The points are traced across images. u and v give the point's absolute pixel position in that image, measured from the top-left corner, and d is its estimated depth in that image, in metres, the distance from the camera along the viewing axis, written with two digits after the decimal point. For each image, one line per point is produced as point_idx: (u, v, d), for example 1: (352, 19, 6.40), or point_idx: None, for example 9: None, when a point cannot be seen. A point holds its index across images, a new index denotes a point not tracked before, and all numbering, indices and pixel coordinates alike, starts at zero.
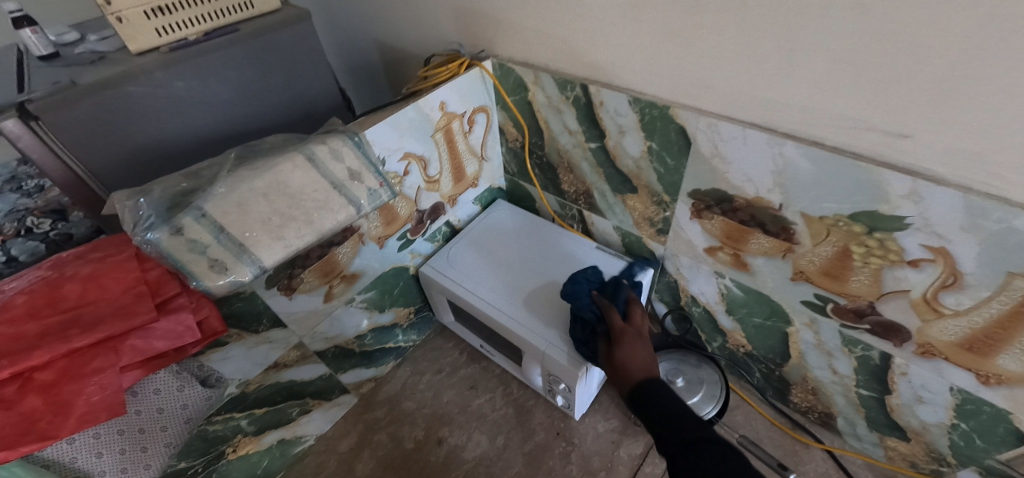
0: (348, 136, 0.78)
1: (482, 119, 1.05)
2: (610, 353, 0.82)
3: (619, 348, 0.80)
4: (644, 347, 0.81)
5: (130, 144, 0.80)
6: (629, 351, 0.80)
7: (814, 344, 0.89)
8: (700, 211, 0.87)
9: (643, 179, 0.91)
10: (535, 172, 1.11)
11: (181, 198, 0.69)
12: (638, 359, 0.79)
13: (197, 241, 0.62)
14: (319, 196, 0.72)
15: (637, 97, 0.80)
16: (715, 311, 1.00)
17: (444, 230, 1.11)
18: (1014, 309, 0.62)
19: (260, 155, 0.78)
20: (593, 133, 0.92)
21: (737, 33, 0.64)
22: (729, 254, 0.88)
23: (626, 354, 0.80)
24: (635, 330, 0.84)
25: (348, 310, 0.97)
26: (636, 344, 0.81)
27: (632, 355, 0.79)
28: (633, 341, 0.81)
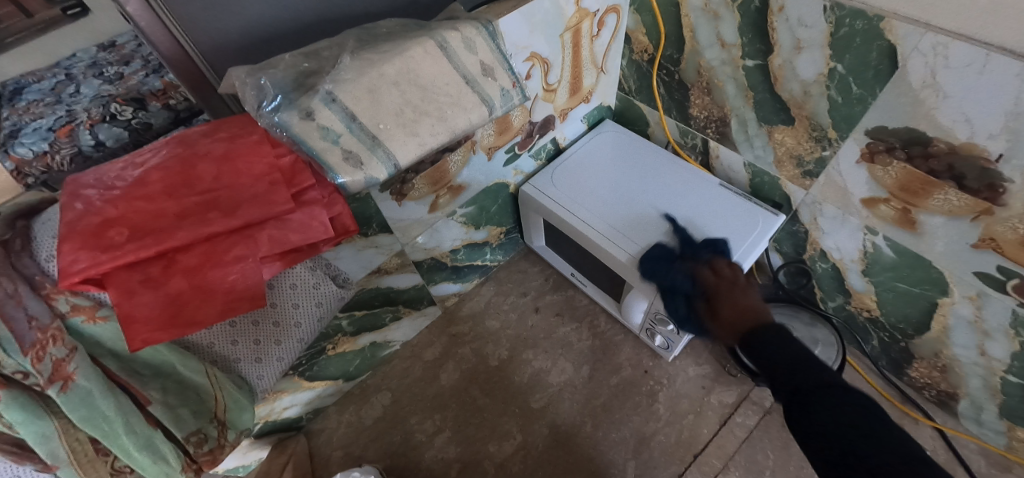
0: (482, 24, 0.67)
1: (612, 20, 0.90)
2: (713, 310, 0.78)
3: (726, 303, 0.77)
4: (750, 299, 0.76)
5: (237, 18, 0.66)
6: (733, 305, 0.76)
7: (970, 320, 0.78)
8: (875, 155, 0.74)
9: (807, 109, 0.77)
10: (660, 91, 0.98)
11: (302, 77, 0.61)
12: (750, 308, 0.75)
13: (329, 129, 0.55)
14: (450, 91, 0.63)
15: (837, 3, 0.65)
16: (847, 270, 0.90)
17: (549, 147, 1.02)
18: None
19: (380, 38, 0.69)
20: (756, 47, 0.77)
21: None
22: (895, 208, 0.76)
23: (731, 306, 0.76)
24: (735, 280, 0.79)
25: (448, 223, 0.92)
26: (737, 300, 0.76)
27: (741, 310, 0.75)
28: (736, 297, 0.76)
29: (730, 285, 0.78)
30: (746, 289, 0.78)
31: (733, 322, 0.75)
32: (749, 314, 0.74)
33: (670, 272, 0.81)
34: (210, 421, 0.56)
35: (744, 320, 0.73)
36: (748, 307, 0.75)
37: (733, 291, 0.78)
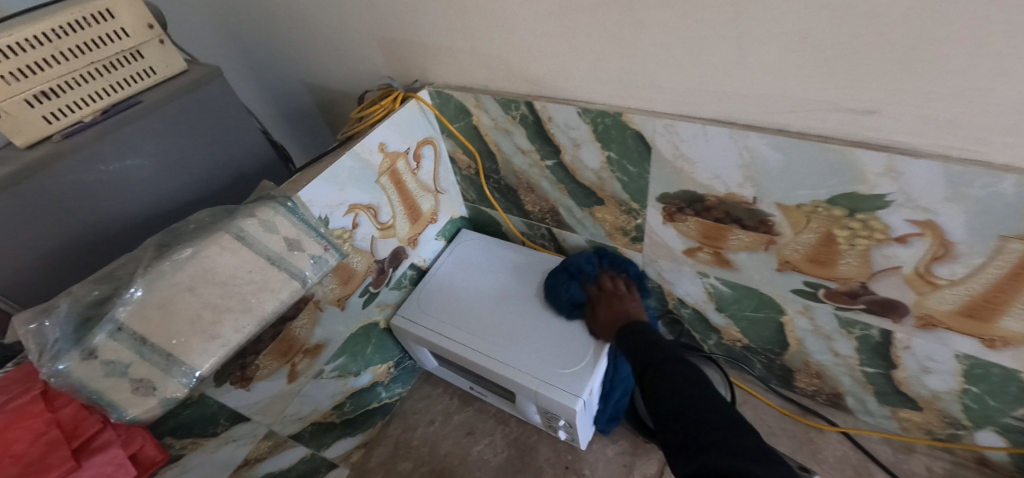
0: (279, 203, 0.71)
1: (429, 151, 0.98)
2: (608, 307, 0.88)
3: (602, 309, 0.89)
4: (631, 304, 0.87)
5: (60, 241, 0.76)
6: (611, 308, 0.88)
7: (811, 329, 0.85)
8: (673, 214, 0.82)
9: (608, 190, 0.85)
10: (495, 196, 1.04)
11: (93, 307, 0.62)
12: (623, 310, 0.86)
13: (115, 362, 0.55)
14: (254, 277, 0.65)
15: (586, 108, 0.75)
16: (706, 311, 0.96)
17: (409, 273, 1.04)
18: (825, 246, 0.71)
19: (183, 237, 0.71)
20: (547, 150, 0.86)
21: (689, 7, 0.58)
22: (710, 253, 0.83)
23: (608, 309, 0.87)
24: (615, 293, 0.91)
25: (318, 383, 0.89)
26: (623, 304, 0.87)
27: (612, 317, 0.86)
28: (614, 303, 0.88)
29: (612, 296, 0.90)
30: (626, 299, 0.89)
31: (612, 321, 0.86)
32: (623, 313, 0.85)
33: (564, 284, 0.93)
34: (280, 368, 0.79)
35: (620, 317, 0.85)
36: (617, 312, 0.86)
37: (615, 300, 0.89)
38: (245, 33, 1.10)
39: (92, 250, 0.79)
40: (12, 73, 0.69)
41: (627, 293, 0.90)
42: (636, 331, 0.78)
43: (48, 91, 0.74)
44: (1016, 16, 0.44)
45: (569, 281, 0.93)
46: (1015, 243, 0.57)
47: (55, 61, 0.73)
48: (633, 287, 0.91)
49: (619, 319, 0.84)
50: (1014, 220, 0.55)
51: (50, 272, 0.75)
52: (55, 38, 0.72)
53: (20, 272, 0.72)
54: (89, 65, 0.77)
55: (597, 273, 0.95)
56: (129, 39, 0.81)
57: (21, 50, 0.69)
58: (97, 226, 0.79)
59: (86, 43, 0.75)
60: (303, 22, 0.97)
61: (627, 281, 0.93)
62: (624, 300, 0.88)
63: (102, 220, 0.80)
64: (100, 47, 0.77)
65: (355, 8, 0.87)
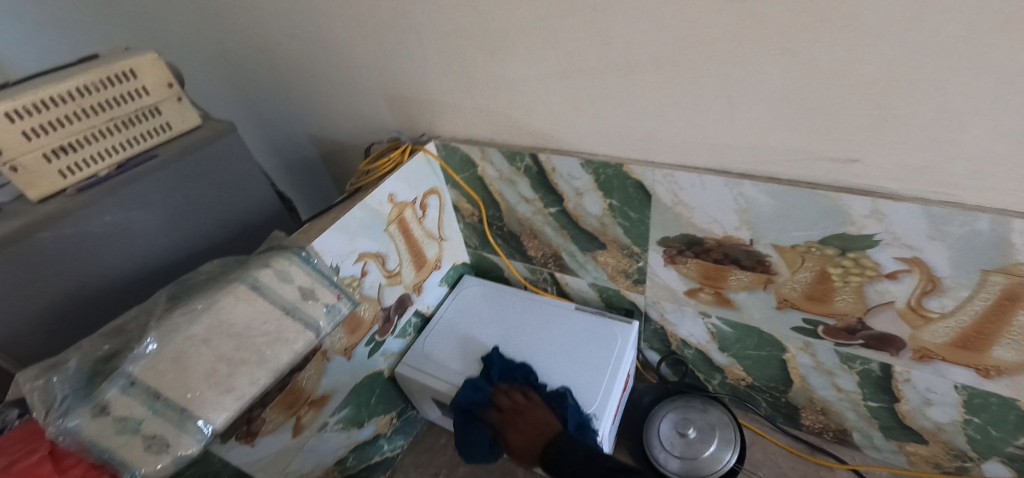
0: (294, 253, 0.72)
1: (434, 200, 1.01)
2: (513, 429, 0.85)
3: (513, 433, 0.85)
4: (534, 416, 0.84)
5: (67, 294, 0.75)
6: (523, 433, 0.84)
7: (814, 366, 0.87)
8: (674, 257, 0.85)
9: (609, 234, 0.89)
10: (498, 243, 1.07)
11: (101, 362, 0.60)
12: (533, 429, 0.83)
13: (128, 419, 0.53)
14: (269, 327, 0.65)
15: (588, 159, 0.80)
16: (709, 351, 0.97)
17: (414, 320, 1.04)
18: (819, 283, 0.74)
19: (196, 288, 0.71)
20: (550, 198, 0.90)
21: (683, 69, 0.64)
22: (710, 293, 0.86)
23: (520, 434, 0.83)
24: (516, 407, 0.87)
25: (323, 437, 0.86)
26: (532, 418, 0.84)
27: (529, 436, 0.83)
28: (520, 424, 0.85)
29: (514, 414, 0.87)
30: (529, 409, 0.86)
31: (529, 444, 0.82)
32: (536, 431, 0.82)
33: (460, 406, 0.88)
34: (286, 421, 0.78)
35: (537, 436, 0.82)
36: (536, 426, 0.83)
37: (519, 420, 0.86)
38: (255, 92, 1.15)
39: (101, 300, 0.79)
40: (33, 129, 0.71)
41: (528, 405, 0.87)
42: (557, 458, 0.76)
43: (66, 146, 0.75)
44: (973, 76, 0.50)
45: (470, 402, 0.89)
46: (996, 276, 0.61)
47: (75, 119, 0.75)
48: (533, 393, 0.88)
49: (539, 437, 0.81)
50: (993, 254, 0.60)
51: (57, 324, 0.75)
52: (78, 97, 0.75)
53: (25, 325, 0.71)
54: (108, 122, 0.79)
55: (490, 392, 0.90)
56: (148, 97, 0.84)
57: (44, 108, 0.72)
58: (105, 278, 0.79)
59: (106, 101, 0.78)
60: (314, 82, 1.03)
61: (523, 388, 0.89)
62: (526, 415, 0.85)
63: (110, 272, 0.80)
64: (119, 105, 0.80)
65: (366, 69, 0.93)
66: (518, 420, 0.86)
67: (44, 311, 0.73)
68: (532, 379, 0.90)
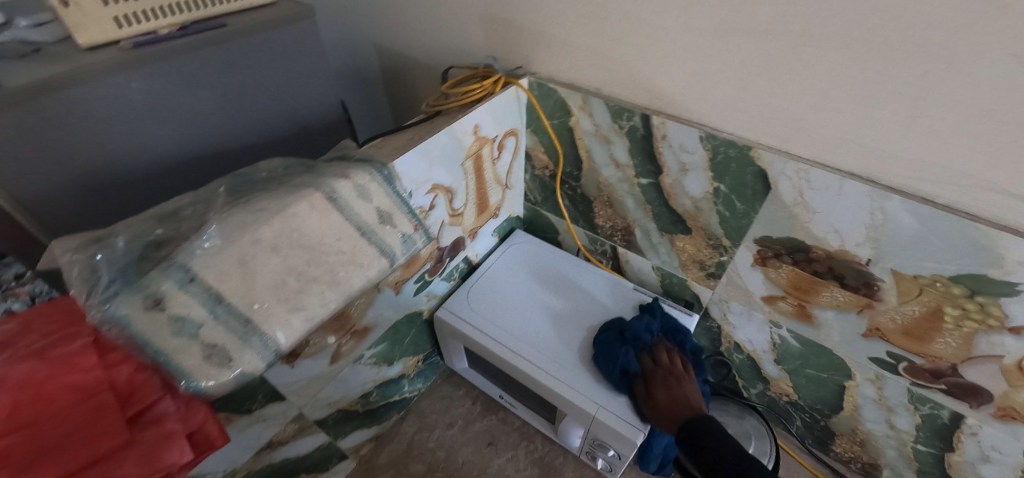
0: (375, 169, 0.63)
1: (511, 143, 0.92)
2: (666, 387, 0.76)
3: (661, 389, 0.76)
4: (690, 387, 0.76)
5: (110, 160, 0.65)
6: (670, 392, 0.75)
7: (875, 398, 0.83)
8: (766, 259, 0.78)
9: (700, 221, 0.82)
10: (564, 203, 0.99)
11: (150, 248, 0.51)
12: (683, 398, 0.74)
13: (185, 320, 0.46)
14: (342, 246, 0.57)
15: (711, 134, 0.71)
16: (761, 360, 0.93)
17: (461, 267, 0.97)
18: (926, 318, 0.68)
19: (259, 185, 0.62)
20: (646, 168, 0.81)
21: (873, 55, 0.55)
22: (792, 304, 0.81)
23: (670, 393, 0.74)
24: (671, 370, 0.79)
25: (355, 369, 0.81)
26: (684, 385, 0.76)
27: (674, 400, 0.73)
28: (673, 384, 0.76)
29: (667, 374, 0.79)
30: (684, 379, 0.78)
31: (669, 408, 0.73)
32: (686, 404, 0.73)
33: (621, 349, 0.81)
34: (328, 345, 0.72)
35: (683, 408, 0.72)
36: (682, 402, 0.73)
37: (671, 379, 0.78)
38: None
39: (145, 175, 0.69)
40: None
41: (684, 373, 0.79)
42: (709, 446, 0.65)
43: None
44: None
45: (626, 346, 0.81)
46: None
47: None
48: (691, 367, 0.81)
49: (685, 411, 0.71)
50: None
51: (94, 194, 0.64)
52: None
53: (62, 187, 0.61)
54: None
55: (653, 343, 0.84)
56: None
57: None
58: (152, 151, 0.69)
59: None
60: None
61: (683, 357, 0.84)
62: (682, 380, 0.77)
63: (157, 146, 0.69)
64: None
65: None
66: (673, 380, 0.77)
67: (84, 176, 0.63)
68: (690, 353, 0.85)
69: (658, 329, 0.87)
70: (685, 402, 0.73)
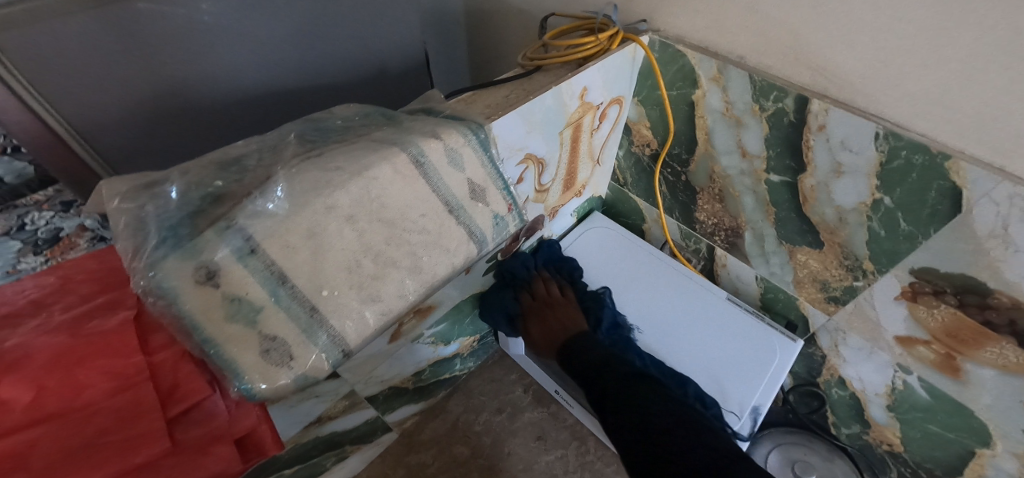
0: (471, 130, 0.52)
1: (614, 111, 0.77)
2: (540, 321, 0.78)
3: (540, 323, 0.77)
4: (564, 312, 0.78)
5: (173, 91, 0.56)
6: (546, 324, 0.77)
7: (1015, 475, 0.68)
8: (919, 295, 0.64)
9: (840, 236, 0.67)
10: (661, 189, 0.86)
11: (208, 202, 0.43)
12: (561, 324, 0.76)
13: (242, 301, 0.37)
14: (427, 225, 0.47)
15: (893, 132, 0.55)
16: (869, 402, 0.80)
17: (534, 247, 0.86)
18: None
19: (335, 137, 0.52)
20: (784, 163, 0.66)
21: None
22: (937, 351, 0.66)
23: (543, 325, 0.77)
24: (549, 300, 0.80)
25: (413, 348, 0.73)
26: (562, 310, 0.78)
27: (550, 329, 0.76)
28: (546, 314, 0.78)
29: (544, 305, 0.80)
30: (560, 305, 0.79)
31: (551, 335, 0.76)
32: (562, 327, 0.75)
33: (499, 299, 0.80)
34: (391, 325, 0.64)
35: (561, 331, 0.75)
36: (566, 321, 0.76)
37: (548, 312, 0.79)
38: None
39: (211, 111, 0.60)
40: None
41: (561, 299, 0.80)
42: (578, 351, 0.69)
43: None
44: None
45: (502, 291, 0.81)
46: None
47: None
48: (567, 291, 0.82)
49: (564, 333, 0.74)
50: None
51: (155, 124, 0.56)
52: None
53: (120, 114, 0.53)
54: None
55: (531, 277, 0.82)
56: None
57: None
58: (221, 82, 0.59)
59: None
60: None
61: (563, 284, 0.84)
62: (557, 309, 0.79)
63: (226, 78, 0.59)
64: None
65: None
66: (553, 310, 0.79)
67: (143, 108, 0.54)
68: (575, 275, 0.85)
69: (539, 263, 0.85)
70: (554, 331, 0.76)
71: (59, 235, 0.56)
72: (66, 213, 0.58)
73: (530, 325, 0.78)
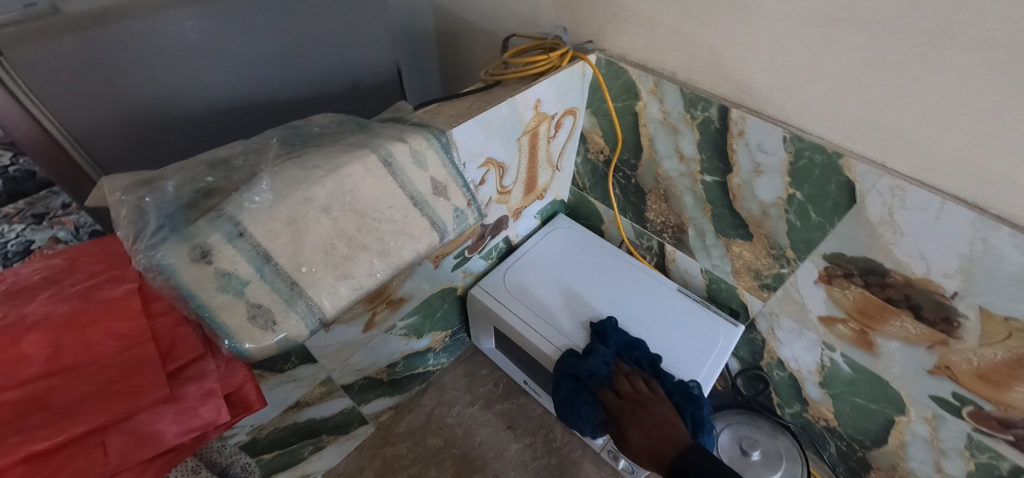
0: (433, 135, 0.59)
1: (568, 122, 0.86)
2: (637, 426, 0.74)
3: (637, 433, 0.74)
4: (659, 414, 0.74)
5: (157, 99, 0.61)
6: (645, 430, 0.74)
7: (927, 438, 0.77)
8: (833, 278, 0.73)
9: (765, 228, 0.76)
10: (615, 192, 0.95)
11: (200, 196, 0.49)
12: (663, 427, 0.73)
13: (232, 275, 0.44)
14: (394, 215, 0.54)
15: (796, 135, 0.65)
16: (804, 381, 0.88)
17: (500, 246, 0.94)
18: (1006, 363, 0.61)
19: (311, 141, 0.59)
20: (714, 164, 0.76)
21: (1015, 63, 0.46)
22: (853, 329, 0.75)
23: (643, 432, 0.74)
24: (639, 399, 0.77)
25: (387, 338, 0.79)
26: (658, 412, 0.74)
27: (652, 438, 0.73)
28: (642, 418, 0.75)
29: (635, 406, 0.76)
30: (652, 404, 0.76)
31: (650, 450, 0.73)
32: (666, 436, 0.73)
33: (579, 401, 0.78)
34: (365, 313, 0.70)
35: (666, 442, 0.73)
36: (656, 426, 0.74)
37: (641, 414, 0.75)
38: None
39: (192, 118, 0.66)
40: None
41: (652, 397, 0.77)
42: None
43: None
44: None
45: (574, 392, 0.78)
46: None
47: None
48: (659, 388, 0.78)
49: (670, 447, 0.72)
50: None
51: (148, 131, 0.63)
52: None
53: (115, 121, 0.59)
54: None
55: (611, 372, 0.80)
56: None
57: None
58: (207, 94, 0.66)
59: None
60: None
61: (648, 376, 0.80)
62: (650, 409, 0.75)
63: (207, 89, 0.66)
64: None
65: None
66: (642, 412, 0.75)
67: (136, 115, 0.61)
68: (656, 363, 0.80)
69: (613, 351, 0.81)
70: (660, 432, 0.73)
71: (30, 247, 0.69)
72: (36, 225, 0.71)
73: (626, 434, 0.75)
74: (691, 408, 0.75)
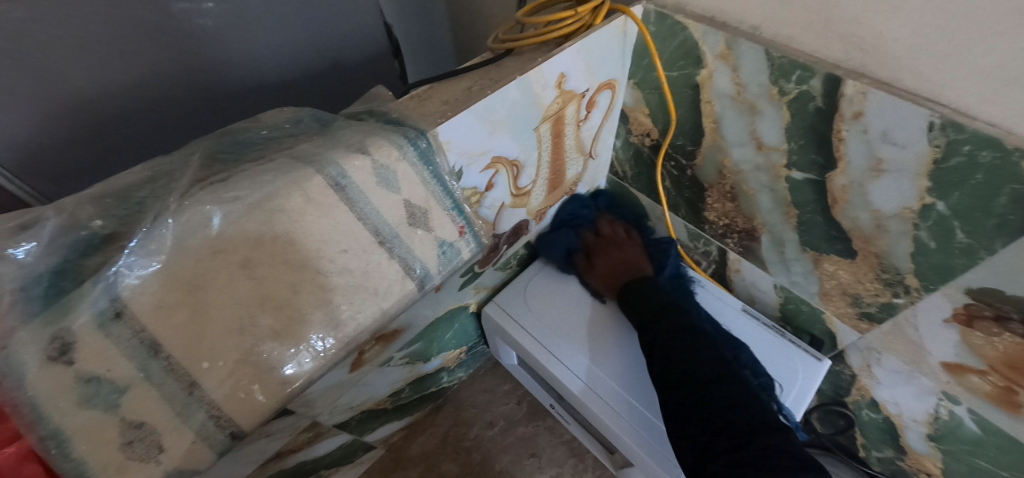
0: (408, 139, 0.42)
1: (605, 98, 0.66)
2: (607, 253, 0.77)
3: (602, 259, 0.76)
4: (629, 252, 0.77)
5: (86, 98, 0.48)
6: (609, 259, 0.76)
7: None
8: (974, 319, 0.51)
9: (876, 246, 0.55)
10: (665, 185, 0.75)
11: (84, 249, 0.36)
12: (629, 260, 0.75)
13: (101, 381, 0.31)
14: (350, 263, 0.39)
15: (950, 121, 0.42)
16: (906, 428, 0.69)
17: (521, 252, 0.78)
18: None
19: (254, 152, 0.44)
20: (808, 157, 0.54)
21: None
22: (993, 383, 0.53)
23: (608, 259, 0.76)
24: (614, 238, 0.79)
25: (384, 370, 0.67)
26: (625, 252, 0.77)
27: (616, 264, 0.75)
28: (612, 251, 0.77)
29: (609, 243, 0.79)
30: (626, 243, 0.79)
31: (612, 273, 0.74)
32: (626, 265, 0.75)
33: (560, 233, 0.78)
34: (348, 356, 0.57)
35: (623, 271, 0.74)
36: (623, 261, 0.75)
37: (612, 249, 0.78)
38: None
39: (137, 120, 0.53)
40: None
41: (628, 240, 0.79)
42: (637, 294, 0.68)
43: None
44: None
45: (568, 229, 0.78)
46: None
47: None
48: (635, 235, 0.80)
49: (626, 270, 0.74)
50: None
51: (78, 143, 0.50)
52: None
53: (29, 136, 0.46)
54: None
55: (594, 217, 0.81)
56: None
57: None
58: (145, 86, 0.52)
59: None
60: None
61: (627, 227, 0.82)
62: (623, 248, 0.78)
63: (150, 80, 0.52)
64: None
65: None
66: (614, 249, 0.78)
67: (59, 124, 0.47)
68: (643, 222, 0.82)
69: (600, 207, 0.83)
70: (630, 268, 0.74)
71: None
72: None
73: (592, 257, 0.77)
74: (664, 248, 0.77)
